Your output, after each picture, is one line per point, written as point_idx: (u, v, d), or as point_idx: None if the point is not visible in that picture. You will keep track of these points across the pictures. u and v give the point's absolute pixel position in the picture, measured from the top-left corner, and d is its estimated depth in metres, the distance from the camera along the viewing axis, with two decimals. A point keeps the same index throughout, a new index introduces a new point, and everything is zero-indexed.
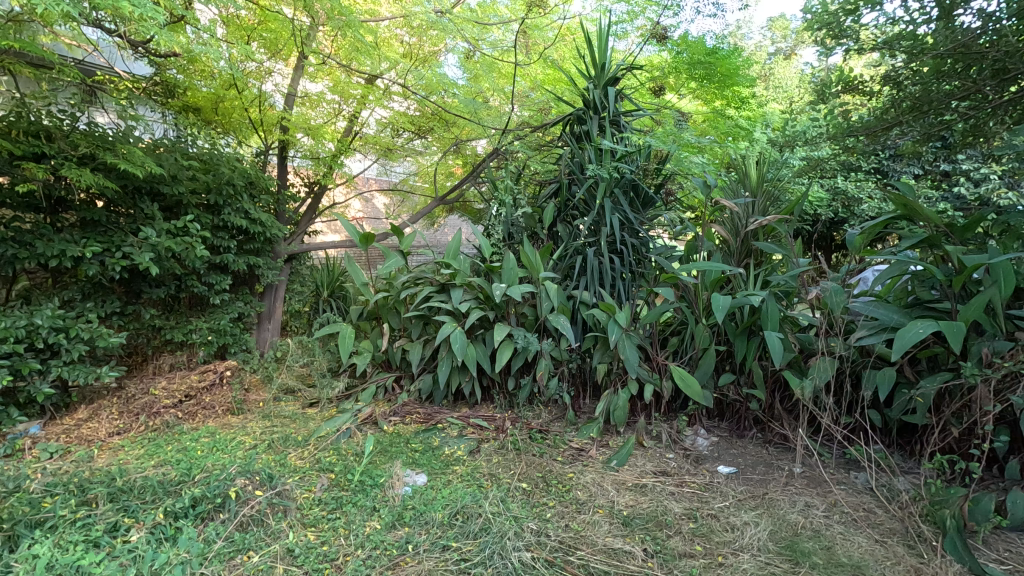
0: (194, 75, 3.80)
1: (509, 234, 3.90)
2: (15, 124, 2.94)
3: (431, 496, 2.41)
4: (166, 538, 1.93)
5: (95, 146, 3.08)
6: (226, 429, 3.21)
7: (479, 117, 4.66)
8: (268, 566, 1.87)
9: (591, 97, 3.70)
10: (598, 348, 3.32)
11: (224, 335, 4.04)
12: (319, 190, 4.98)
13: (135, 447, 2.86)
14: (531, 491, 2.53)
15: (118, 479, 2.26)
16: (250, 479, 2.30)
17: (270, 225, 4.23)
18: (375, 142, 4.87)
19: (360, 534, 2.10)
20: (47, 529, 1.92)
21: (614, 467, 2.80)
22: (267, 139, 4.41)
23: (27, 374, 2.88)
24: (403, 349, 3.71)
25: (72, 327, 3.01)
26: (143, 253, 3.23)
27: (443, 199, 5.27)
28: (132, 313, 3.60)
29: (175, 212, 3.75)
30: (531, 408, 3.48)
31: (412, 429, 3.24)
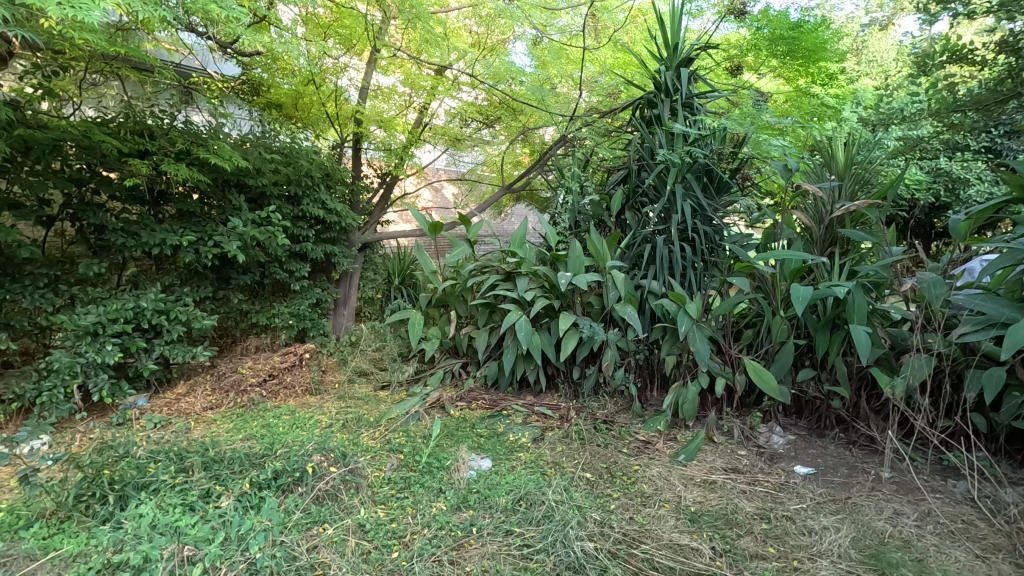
0: (276, 73, 3.98)
1: (576, 222, 3.86)
2: (123, 125, 3.25)
3: (495, 481, 2.45)
4: (251, 506, 2.08)
5: (190, 143, 3.34)
6: (305, 408, 3.41)
7: (548, 105, 4.61)
8: (341, 539, 1.97)
9: (662, 80, 3.56)
10: (666, 340, 3.23)
11: (303, 319, 4.27)
12: (391, 181, 5.11)
13: (225, 422, 3.10)
14: (596, 482, 2.51)
15: (211, 450, 2.45)
16: (325, 456, 2.42)
17: (345, 215, 4.41)
18: (444, 133, 4.97)
19: (426, 514, 2.17)
20: (151, 491, 2.11)
21: (681, 462, 2.72)
22: (342, 133, 4.57)
23: (135, 352, 3.18)
24: (469, 336, 3.78)
25: (171, 309, 3.30)
26: (232, 242, 3.49)
27: (510, 187, 5.30)
28: (222, 298, 3.88)
29: (260, 203, 3.99)
30: (597, 399, 3.44)
31: (478, 415, 3.30)
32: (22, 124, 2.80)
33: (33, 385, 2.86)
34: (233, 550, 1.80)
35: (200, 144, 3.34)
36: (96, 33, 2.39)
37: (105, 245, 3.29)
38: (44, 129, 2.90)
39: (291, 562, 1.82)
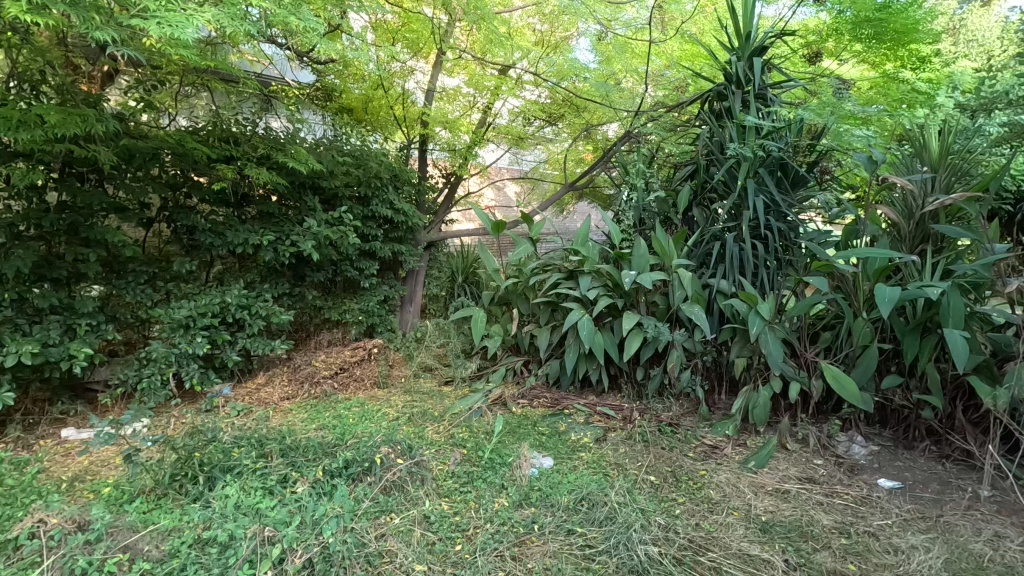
0: (348, 79, 4.17)
1: (640, 219, 3.79)
2: (212, 133, 3.50)
3: (557, 480, 2.45)
4: (325, 493, 2.18)
5: (270, 148, 3.55)
6: (373, 401, 3.54)
7: (612, 101, 4.53)
8: (407, 529, 2.04)
9: (733, 70, 3.42)
10: (736, 342, 3.10)
11: (372, 315, 4.43)
12: (455, 180, 5.20)
13: (300, 412, 3.27)
14: (660, 485, 2.46)
15: (287, 438, 2.60)
16: (392, 447, 2.50)
17: (412, 214, 4.54)
18: (507, 132, 5.00)
19: (489, 509, 2.21)
20: (235, 474, 2.26)
21: (752, 469, 2.61)
22: (409, 135, 4.69)
23: (221, 343, 3.42)
24: (531, 334, 3.79)
25: (253, 304, 3.52)
26: (307, 241, 3.68)
27: (572, 185, 5.26)
28: (298, 294, 4.10)
29: (333, 204, 4.18)
30: (661, 400, 3.36)
31: (539, 413, 3.31)
32: (126, 135, 3.09)
33: (135, 372, 3.14)
34: (308, 533, 1.90)
35: (279, 149, 3.55)
36: (191, 49, 2.57)
37: (196, 244, 3.56)
38: (145, 139, 3.18)
39: (360, 548, 1.90)
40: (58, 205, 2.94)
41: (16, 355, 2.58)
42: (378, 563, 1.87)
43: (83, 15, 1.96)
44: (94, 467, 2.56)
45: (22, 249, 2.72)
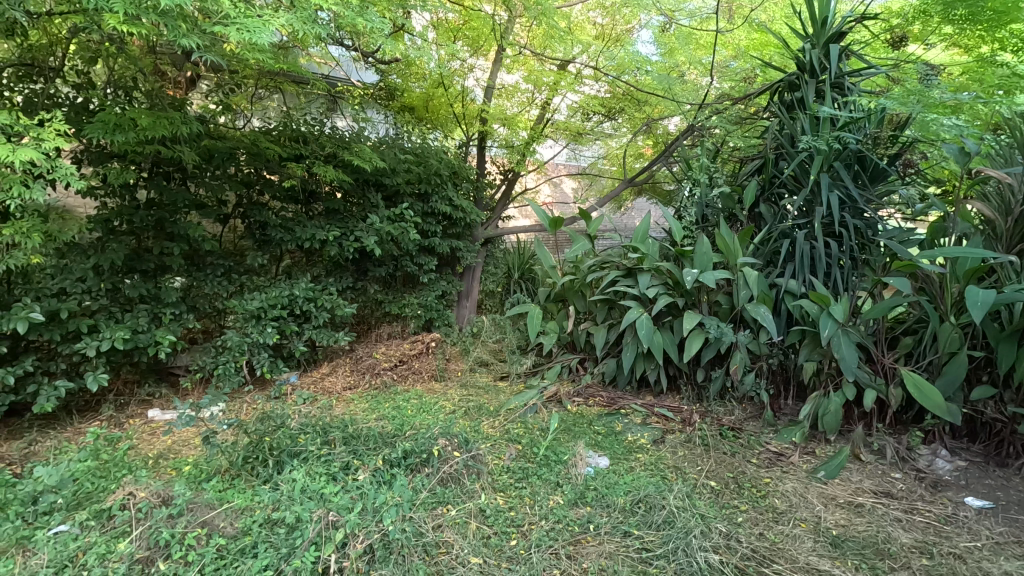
0: (409, 78, 4.25)
1: (703, 216, 3.67)
2: (283, 133, 3.67)
3: (614, 480, 2.41)
4: (384, 481, 2.24)
5: (337, 146, 3.68)
6: (430, 393, 3.61)
7: (675, 93, 4.38)
8: (463, 522, 2.07)
9: (806, 59, 3.25)
10: (805, 345, 2.95)
11: (431, 309, 4.52)
12: (513, 177, 5.21)
13: (361, 402, 3.38)
14: (721, 491, 2.38)
15: (349, 427, 2.69)
16: (449, 440, 2.54)
17: (470, 211, 4.59)
18: (565, 128, 4.93)
19: (544, 506, 2.20)
20: (302, 459, 2.37)
21: (821, 480, 2.48)
22: (468, 132, 4.73)
23: (290, 334, 3.59)
24: (587, 332, 3.75)
25: (319, 297, 3.67)
26: (370, 236, 3.79)
27: (632, 180, 5.16)
28: (361, 288, 4.24)
29: (395, 201, 4.29)
30: (723, 403, 3.25)
31: (595, 411, 3.28)
32: (207, 136, 3.29)
33: (212, 359, 3.34)
34: (370, 519, 1.96)
35: (345, 147, 3.68)
36: (266, 52, 2.68)
37: (267, 239, 3.75)
38: (223, 140, 3.38)
39: (418, 538, 1.94)
40: (147, 202, 3.17)
41: (109, 341, 2.81)
42: (436, 553, 1.91)
43: (171, 24, 2.08)
44: (176, 446, 2.75)
45: (116, 243, 2.95)
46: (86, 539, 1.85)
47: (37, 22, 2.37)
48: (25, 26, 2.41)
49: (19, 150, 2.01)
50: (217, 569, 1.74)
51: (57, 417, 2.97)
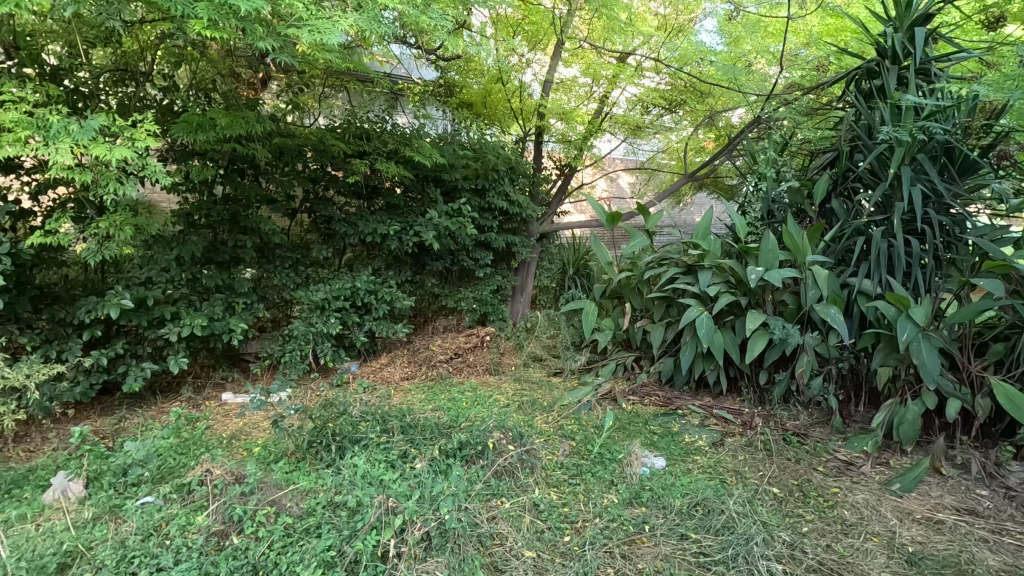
0: (468, 74, 4.33)
1: (769, 212, 3.52)
2: (348, 130, 3.79)
3: (670, 481, 2.36)
4: (441, 471, 2.29)
5: (398, 143, 3.78)
6: (485, 387, 3.66)
7: (741, 84, 4.16)
8: (518, 515, 2.09)
9: (888, 44, 3.04)
10: (880, 349, 2.78)
11: (486, 304, 4.56)
12: (570, 172, 5.14)
13: (418, 392, 3.47)
14: (785, 499, 2.28)
15: (407, 416, 2.76)
16: (504, 433, 2.56)
17: (526, 206, 4.59)
18: (624, 122, 4.81)
19: (598, 504, 2.19)
20: (362, 446, 2.45)
21: (896, 492, 2.34)
22: (525, 127, 4.73)
23: (352, 324, 3.72)
24: (644, 330, 3.69)
25: (379, 289, 3.78)
26: (428, 231, 3.88)
27: (693, 175, 5.02)
28: (419, 281, 4.33)
29: (453, 196, 4.36)
30: (787, 408, 3.11)
31: (651, 411, 3.22)
32: (278, 134, 3.43)
33: (279, 347, 3.51)
34: (427, 507, 2.00)
35: (406, 144, 3.77)
36: (335, 53, 2.77)
37: (331, 233, 3.89)
38: (292, 138, 3.52)
39: (474, 528, 1.97)
40: (223, 197, 3.35)
41: (189, 327, 3.00)
42: (490, 544, 1.94)
43: (249, 28, 2.18)
44: (247, 429, 2.91)
45: (195, 236, 3.15)
46: (169, 510, 1.99)
47: (130, 30, 2.56)
48: (121, 34, 2.61)
49: (115, 149, 2.18)
50: (285, 545, 1.83)
51: (142, 397, 3.20)
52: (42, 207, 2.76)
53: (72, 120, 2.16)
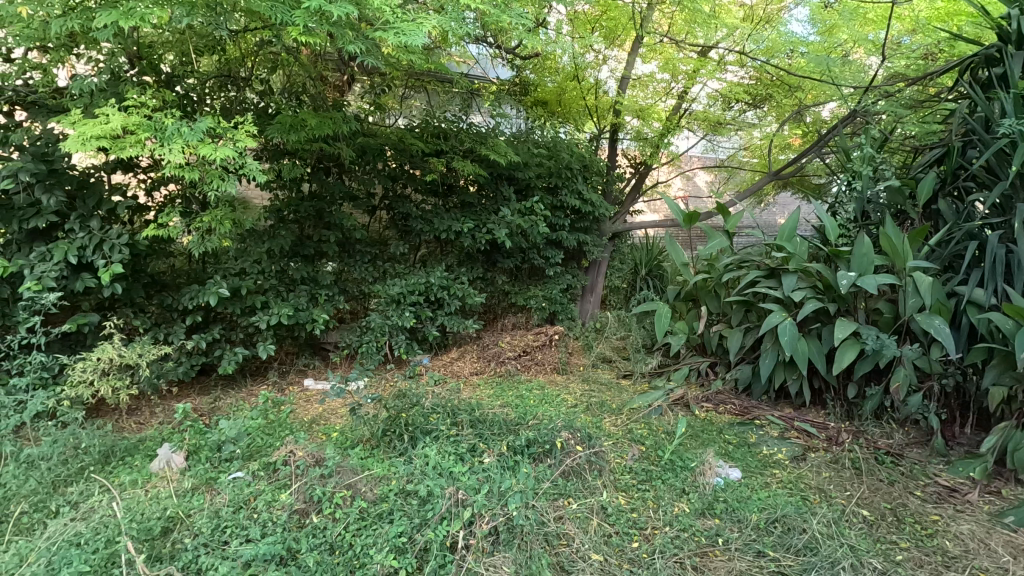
0: (544, 72, 4.37)
1: (864, 213, 3.28)
2: (426, 130, 3.91)
3: (746, 494, 2.26)
4: (510, 467, 2.30)
5: (474, 141, 3.85)
6: (553, 385, 3.65)
7: (834, 76, 3.84)
8: (585, 516, 2.07)
9: (1012, 27, 2.74)
10: (993, 366, 2.52)
11: (555, 302, 4.54)
12: (644, 170, 4.99)
13: (486, 388, 3.51)
14: (876, 523, 2.12)
15: (476, 410, 2.79)
16: (573, 434, 2.53)
17: (599, 204, 4.53)
18: (704, 118, 4.57)
19: (668, 512, 2.13)
20: (433, 437, 2.52)
21: (1009, 526, 2.11)
22: (600, 124, 4.65)
23: (425, 318, 3.82)
24: (720, 335, 3.54)
25: (451, 285, 3.87)
26: (501, 228, 3.92)
27: (778, 173, 4.73)
28: (490, 278, 4.39)
29: (526, 194, 4.39)
30: (880, 425, 2.88)
31: (726, 420, 3.08)
32: (361, 133, 3.62)
33: (357, 338, 3.67)
34: (495, 502, 2.01)
35: (482, 142, 3.84)
36: (418, 54, 2.84)
37: (408, 229, 4.02)
38: (374, 137, 3.68)
39: (541, 527, 1.97)
40: (309, 194, 3.55)
41: (277, 316, 3.21)
42: (557, 544, 1.93)
43: (340, 32, 2.30)
44: (326, 414, 3.06)
45: (284, 230, 3.35)
46: (257, 486, 2.13)
47: (234, 38, 2.76)
48: (226, 42, 2.82)
49: (219, 148, 2.35)
50: (359, 528, 1.91)
51: (234, 379, 3.45)
52: (155, 202, 3.03)
53: (183, 123, 2.36)
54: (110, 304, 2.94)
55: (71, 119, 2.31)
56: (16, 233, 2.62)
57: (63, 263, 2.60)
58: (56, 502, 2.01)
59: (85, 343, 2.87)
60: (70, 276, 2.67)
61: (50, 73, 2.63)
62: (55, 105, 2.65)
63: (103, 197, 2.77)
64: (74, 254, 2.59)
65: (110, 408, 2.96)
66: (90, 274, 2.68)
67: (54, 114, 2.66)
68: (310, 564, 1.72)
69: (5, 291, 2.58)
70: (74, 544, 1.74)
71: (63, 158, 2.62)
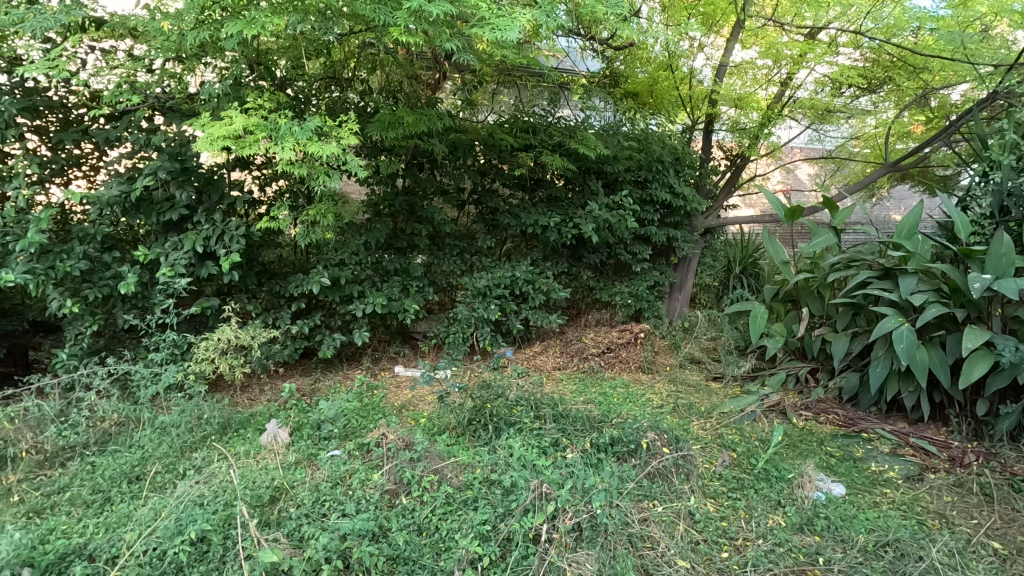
0: (635, 63, 4.27)
1: (1002, 208, 2.91)
2: (516, 124, 3.94)
3: (852, 513, 2.08)
4: (594, 464, 2.28)
5: (563, 135, 3.83)
6: (638, 384, 3.56)
7: (970, 53, 3.36)
8: (671, 520, 2.00)
9: None
10: None
11: (642, 300, 4.42)
12: (741, 163, 4.74)
13: (569, 383, 3.50)
14: (1010, 558, 1.88)
15: (559, 405, 2.78)
16: (659, 435, 2.46)
17: (691, 198, 4.37)
18: (811, 106, 4.20)
19: (762, 524, 2.01)
20: (516, 429, 2.55)
21: None
22: (694, 116, 4.48)
23: (510, 311, 3.86)
24: (823, 339, 3.28)
25: (537, 279, 3.89)
26: (588, 223, 3.88)
27: (895, 164, 4.21)
28: (575, 273, 4.36)
29: (614, 188, 4.31)
30: (1016, 448, 2.55)
31: (827, 431, 2.86)
32: (453, 129, 3.71)
33: (445, 329, 3.79)
34: (579, 498, 2.00)
35: (571, 136, 3.80)
36: (511, 48, 2.85)
37: (495, 224, 4.08)
38: (465, 133, 3.76)
39: (625, 527, 1.93)
40: (403, 189, 3.69)
41: (372, 305, 3.39)
42: (641, 546, 1.89)
43: (439, 31, 2.37)
44: (415, 400, 3.19)
45: (380, 224, 3.51)
46: (352, 465, 2.26)
47: (340, 42, 2.92)
48: (331, 45, 2.99)
49: (325, 146, 2.50)
50: (445, 512, 1.98)
51: (332, 363, 3.69)
52: (267, 196, 3.27)
53: (295, 123, 2.54)
54: (228, 290, 3.24)
55: (201, 122, 2.56)
56: (154, 224, 2.95)
57: (191, 251, 2.90)
58: (183, 466, 2.25)
59: (207, 324, 3.18)
60: (196, 263, 2.97)
61: (183, 81, 2.92)
62: (187, 109, 2.95)
63: (225, 193, 3.05)
64: (200, 244, 2.88)
65: (227, 384, 3.27)
66: (213, 263, 2.97)
67: (186, 118, 2.96)
68: (400, 542, 1.80)
69: (145, 275, 2.91)
70: (198, 503, 1.94)
71: (193, 158, 2.92)
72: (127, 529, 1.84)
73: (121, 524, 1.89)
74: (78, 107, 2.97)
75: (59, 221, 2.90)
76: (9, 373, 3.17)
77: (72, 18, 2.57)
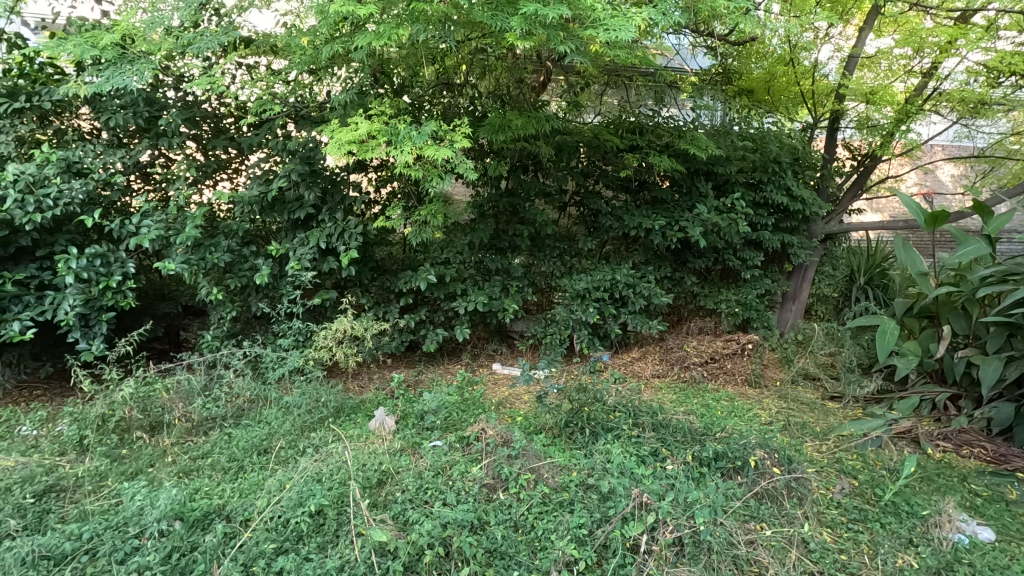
0: (749, 58, 3.98)
1: None
2: (621, 125, 3.88)
3: (1004, 563, 1.83)
4: (696, 477, 2.20)
5: (672, 135, 3.68)
6: (743, 398, 3.37)
7: None
8: (781, 546, 1.87)
9: None
10: None
11: (750, 309, 4.16)
12: (871, 162, 4.26)
13: (668, 392, 3.40)
14: None
15: (659, 413, 2.68)
16: (769, 453, 2.29)
17: (811, 201, 4.05)
18: (960, 98, 3.70)
19: (889, 563, 1.82)
20: (614, 435, 2.52)
21: None
22: (816, 112, 4.21)
23: (609, 315, 3.81)
24: (969, 363, 2.90)
25: (638, 284, 3.80)
26: (695, 226, 3.75)
27: None
28: (679, 278, 4.19)
29: (723, 190, 4.10)
30: None
31: (972, 467, 2.52)
32: (559, 131, 3.73)
33: (542, 329, 3.82)
34: (680, 512, 1.92)
35: (680, 136, 3.64)
36: (623, 48, 2.81)
37: (597, 226, 4.04)
38: (570, 134, 3.78)
39: (730, 548, 1.83)
40: (507, 190, 3.77)
41: (474, 303, 3.51)
42: (747, 570, 1.79)
43: (553, 34, 2.39)
44: (512, 398, 3.25)
45: (484, 224, 3.61)
46: (453, 456, 2.35)
47: (456, 48, 3.04)
48: (444, 52, 3.11)
49: (439, 149, 2.61)
50: (541, 512, 1.99)
51: (434, 356, 3.85)
52: (382, 197, 3.47)
53: (412, 128, 2.67)
54: (345, 284, 3.49)
55: (329, 128, 2.77)
56: (285, 222, 3.25)
57: (315, 247, 3.17)
58: (303, 444, 2.46)
59: (326, 314, 3.45)
60: (319, 258, 3.23)
61: (314, 91, 3.18)
62: (317, 117, 3.22)
63: (345, 194, 3.29)
64: (324, 240, 3.14)
65: (340, 371, 3.53)
66: (333, 258, 3.22)
67: (316, 124, 3.23)
68: (498, 536, 1.84)
69: (276, 268, 3.22)
70: (316, 479, 2.11)
71: (320, 161, 3.18)
72: (258, 496, 2.04)
73: (253, 491, 2.11)
74: (226, 117, 3.34)
75: (209, 217, 3.29)
76: (165, 349, 3.65)
77: (229, 37, 2.92)
